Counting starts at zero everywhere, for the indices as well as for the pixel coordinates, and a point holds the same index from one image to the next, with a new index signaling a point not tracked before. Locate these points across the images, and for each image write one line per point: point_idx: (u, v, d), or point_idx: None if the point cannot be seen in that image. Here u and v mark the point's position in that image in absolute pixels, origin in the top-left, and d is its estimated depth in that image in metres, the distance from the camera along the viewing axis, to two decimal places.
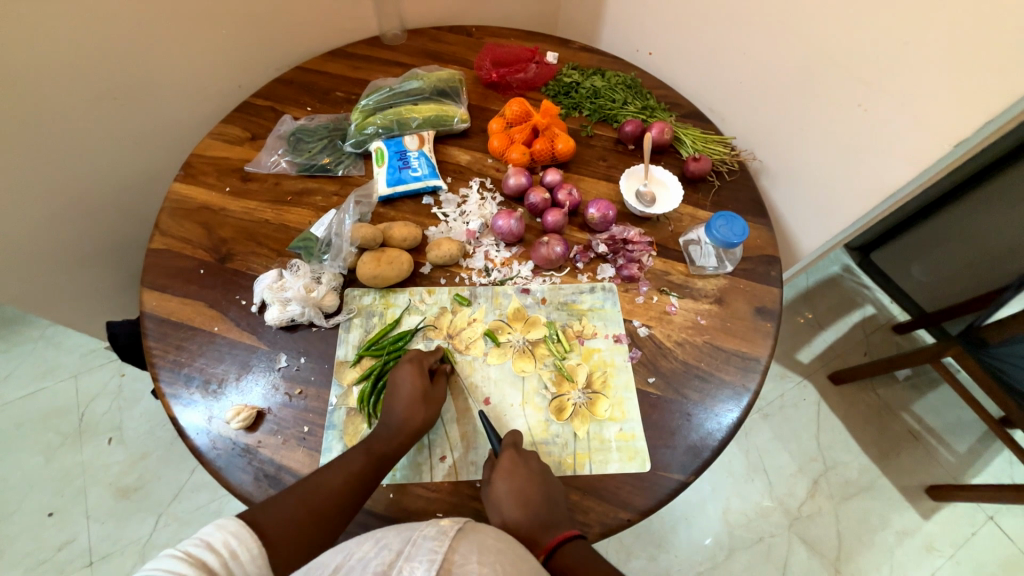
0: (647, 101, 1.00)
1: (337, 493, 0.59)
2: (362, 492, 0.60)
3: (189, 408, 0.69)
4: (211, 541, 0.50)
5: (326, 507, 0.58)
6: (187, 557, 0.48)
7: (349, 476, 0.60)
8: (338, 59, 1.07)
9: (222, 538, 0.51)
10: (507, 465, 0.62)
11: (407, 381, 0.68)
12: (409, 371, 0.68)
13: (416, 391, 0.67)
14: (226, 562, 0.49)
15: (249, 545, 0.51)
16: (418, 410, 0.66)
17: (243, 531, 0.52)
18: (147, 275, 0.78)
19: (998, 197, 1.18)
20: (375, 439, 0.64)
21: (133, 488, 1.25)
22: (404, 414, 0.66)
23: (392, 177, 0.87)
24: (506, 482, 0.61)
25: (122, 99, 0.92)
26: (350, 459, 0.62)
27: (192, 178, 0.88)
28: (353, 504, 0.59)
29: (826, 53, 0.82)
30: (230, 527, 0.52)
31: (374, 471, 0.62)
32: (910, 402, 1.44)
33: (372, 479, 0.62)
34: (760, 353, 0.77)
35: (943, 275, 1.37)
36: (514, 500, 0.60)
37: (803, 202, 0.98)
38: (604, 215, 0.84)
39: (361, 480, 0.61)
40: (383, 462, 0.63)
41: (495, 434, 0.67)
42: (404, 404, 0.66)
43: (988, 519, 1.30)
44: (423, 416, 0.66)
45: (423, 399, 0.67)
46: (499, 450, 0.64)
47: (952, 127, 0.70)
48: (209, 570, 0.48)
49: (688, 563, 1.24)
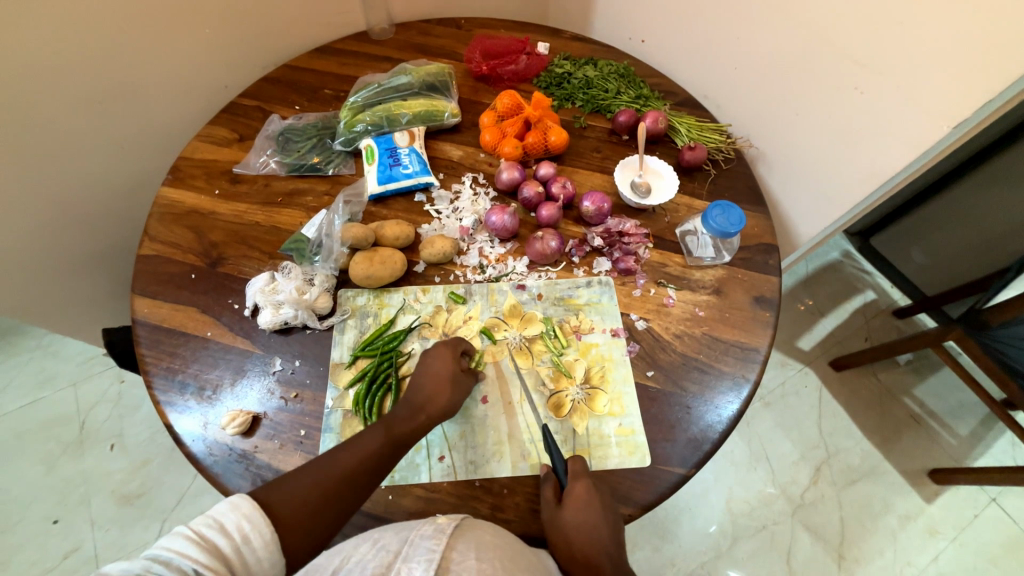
0: (640, 89, 0.99)
1: (352, 474, 0.58)
2: (376, 474, 0.59)
3: (184, 415, 0.68)
4: (224, 524, 0.49)
5: (339, 489, 0.57)
6: (199, 539, 0.47)
7: (364, 457, 0.59)
8: (325, 55, 1.05)
9: (235, 520, 0.49)
10: (581, 494, 0.61)
11: (438, 361, 0.68)
12: (444, 353, 0.68)
13: (444, 376, 0.67)
14: (237, 547, 0.49)
15: (261, 529, 0.50)
16: (444, 387, 0.66)
17: (256, 514, 0.51)
18: (138, 282, 0.78)
19: (997, 178, 1.16)
20: (395, 419, 0.63)
21: (136, 494, 1.25)
22: (429, 391, 0.66)
23: (383, 175, 0.86)
24: (578, 514, 0.60)
25: (108, 103, 0.90)
26: (366, 440, 0.60)
27: (180, 181, 0.87)
28: (366, 486, 0.58)
29: (821, 37, 0.81)
30: (244, 509, 0.50)
31: (390, 452, 0.61)
32: (912, 386, 1.44)
33: (387, 461, 0.60)
34: (758, 343, 0.76)
35: (944, 258, 1.35)
36: (581, 532, 0.60)
37: (802, 189, 0.96)
38: (598, 207, 0.83)
39: (377, 462, 0.60)
40: (399, 444, 0.62)
41: (558, 450, 0.66)
42: (437, 385, 0.66)
43: (991, 501, 1.30)
44: (448, 396, 0.66)
45: (450, 379, 0.66)
46: (568, 481, 0.63)
47: (950, 108, 0.69)
48: (220, 555, 0.47)
49: (693, 553, 1.24)
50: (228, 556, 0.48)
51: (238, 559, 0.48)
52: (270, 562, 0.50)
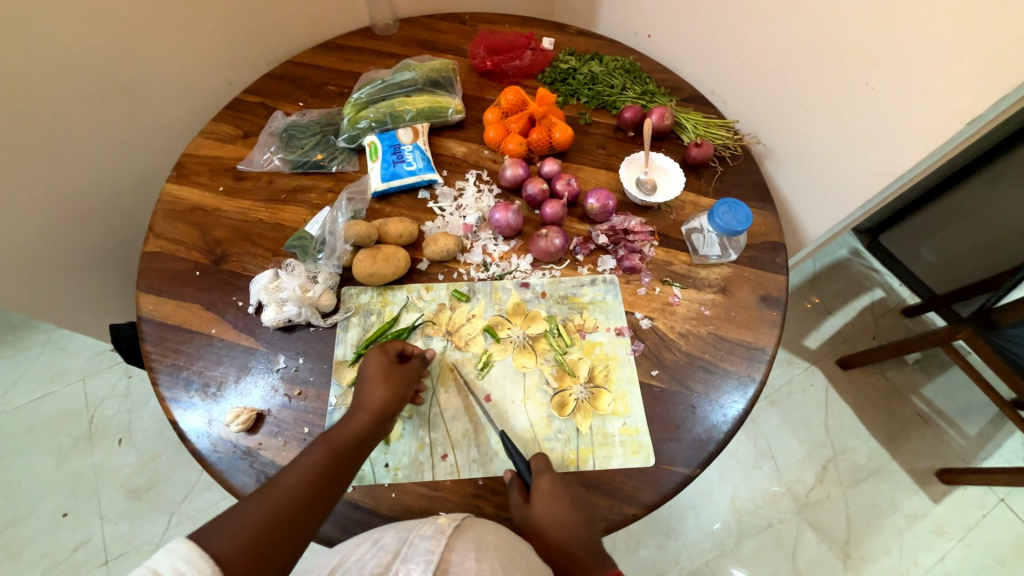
0: (646, 85, 0.98)
1: (299, 493, 0.53)
2: (326, 490, 0.55)
3: (188, 412, 0.68)
4: (158, 570, 0.43)
5: (289, 512, 0.52)
6: None
7: (308, 473, 0.55)
8: (330, 51, 1.04)
9: (168, 563, 0.43)
10: (547, 488, 0.61)
11: (372, 360, 0.66)
12: (375, 353, 0.66)
13: (379, 374, 0.65)
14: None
15: (199, 566, 0.44)
16: (380, 384, 0.64)
17: (193, 553, 0.45)
18: (143, 278, 0.78)
19: (1009, 175, 1.14)
20: (333, 431, 0.60)
21: (144, 488, 1.26)
22: (364, 391, 0.64)
23: (387, 172, 0.85)
24: (549, 509, 0.60)
25: (113, 100, 0.90)
26: (304, 457, 0.56)
27: (186, 178, 0.87)
28: (317, 504, 0.54)
29: (831, 32, 0.79)
30: (179, 551, 0.44)
31: (336, 463, 0.57)
32: (920, 385, 1.42)
33: (334, 474, 0.56)
34: (765, 343, 0.76)
35: (954, 256, 1.33)
36: (552, 526, 0.59)
37: (809, 186, 0.95)
38: (603, 205, 0.82)
39: (324, 475, 0.56)
40: (343, 454, 0.58)
41: (518, 452, 0.65)
42: (370, 384, 0.64)
43: (999, 501, 1.29)
44: (385, 392, 0.63)
45: (385, 374, 0.65)
46: (530, 479, 0.63)
47: (962, 104, 0.68)
48: None
49: (698, 551, 1.24)
50: None
51: None
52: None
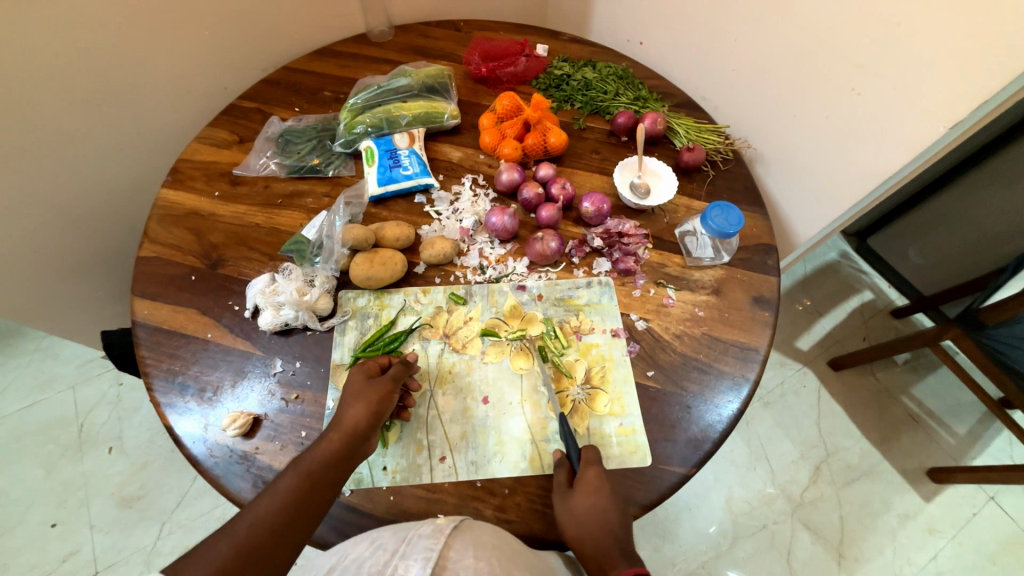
0: (639, 91, 0.99)
1: (266, 523, 0.53)
2: (297, 517, 0.55)
3: (184, 417, 0.68)
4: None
5: (254, 543, 0.52)
6: None
7: (278, 502, 0.55)
8: (325, 57, 1.05)
9: None
10: (592, 480, 0.62)
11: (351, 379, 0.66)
12: (354, 372, 0.66)
13: (355, 392, 0.65)
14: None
15: None
16: (356, 402, 0.64)
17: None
18: (138, 283, 0.77)
19: (994, 177, 1.17)
20: (307, 454, 0.60)
21: (135, 496, 1.25)
22: (341, 409, 0.64)
23: (383, 177, 0.86)
24: (588, 499, 0.61)
25: (106, 104, 0.90)
26: (277, 485, 0.56)
27: (180, 183, 0.87)
28: (287, 533, 0.54)
29: (818, 38, 0.81)
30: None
31: (307, 489, 0.57)
32: (910, 385, 1.44)
33: (307, 500, 0.56)
34: (758, 343, 0.77)
35: (941, 258, 1.36)
36: (593, 515, 0.60)
37: (799, 189, 0.97)
38: (598, 208, 0.83)
39: (295, 499, 0.56)
40: (316, 479, 0.58)
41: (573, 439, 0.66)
42: (348, 402, 0.64)
43: (989, 500, 1.31)
44: (360, 410, 0.63)
45: (362, 391, 0.64)
46: (580, 467, 0.64)
47: (946, 108, 0.70)
48: None
49: (693, 553, 1.24)
50: None
51: None
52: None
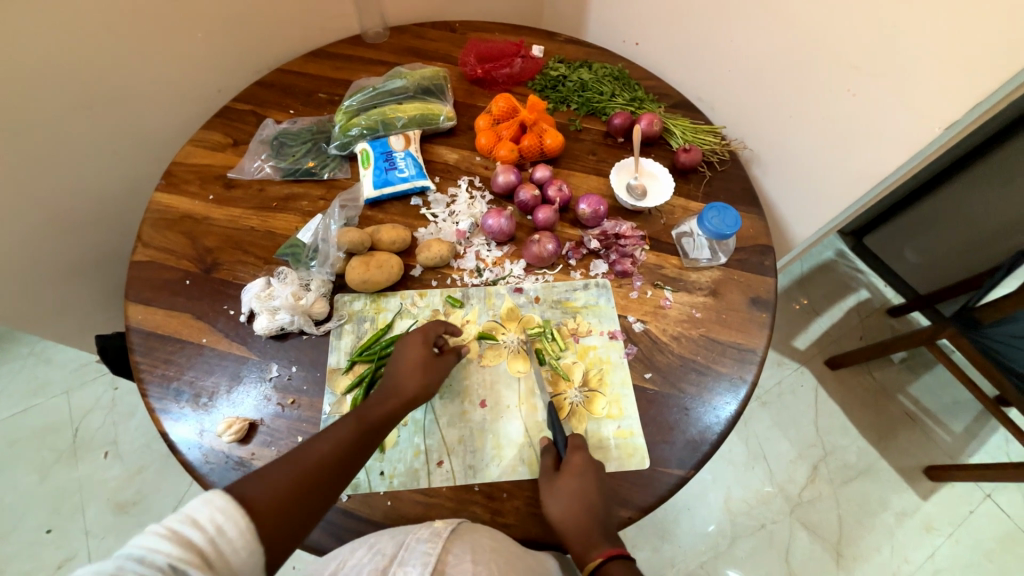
0: (635, 92, 0.99)
1: (325, 463, 0.57)
2: (351, 461, 0.59)
3: (179, 423, 0.67)
4: (197, 518, 0.48)
5: (313, 478, 0.56)
6: (170, 534, 0.46)
7: (337, 446, 0.58)
8: (320, 59, 1.04)
9: (207, 514, 0.48)
10: (579, 464, 0.63)
11: (411, 348, 0.67)
12: (415, 340, 0.67)
13: (417, 363, 0.66)
14: (212, 540, 0.47)
15: (236, 521, 0.49)
16: (417, 371, 0.65)
17: (229, 507, 0.49)
18: (131, 288, 0.77)
19: (989, 176, 1.17)
20: (366, 407, 0.62)
21: (131, 502, 1.24)
22: (400, 377, 0.65)
23: (379, 179, 0.85)
24: (579, 500, 0.61)
25: (99, 106, 0.90)
26: (337, 429, 0.60)
27: (174, 187, 0.86)
28: (340, 475, 0.57)
29: (814, 38, 0.81)
30: (217, 502, 0.49)
31: (363, 440, 0.60)
32: (906, 384, 1.45)
33: (361, 449, 0.60)
34: (755, 344, 0.77)
35: (937, 257, 1.37)
36: (576, 500, 0.60)
37: (794, 190, 0.97)
38: (595, 210, 0.83)
39: (351, 447, 0.59)
40: (372, 434, 0.61)
41: (559, 425, 0.67)
42: (409, 372, 0.65)
43: (986, 497, 1.31)
44: (421, 381, 0.65)
45: (423, 365, 0.66)
46: (566, 453, 0.64)
47: (941, 109, 0.70)
48: (192, 548, 0.46)
49: (692, 553, 1.24)
50: (201, 549, 0.46)
51: (213, 550, 0.47)
52: (249, 552, 0.49)
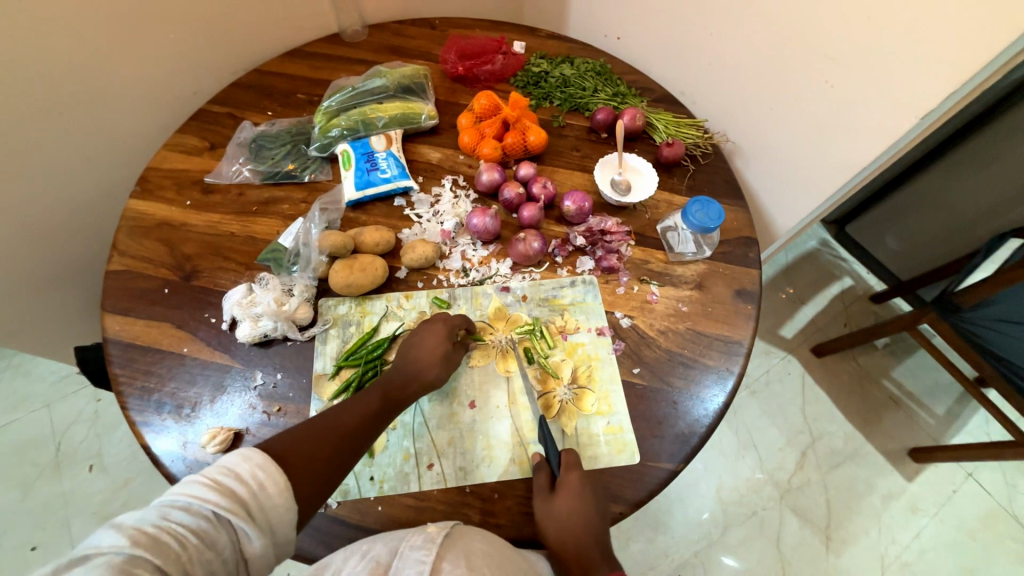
0: (617, 87, 0.99)
1: (351, 431, 0.59)
2: (373, 431, 0.61)
3: (161, 435, 0.66)
4: (238, 471, 0.48)
5: (342, 442, 0.57)
6: (213, 485, 0.46)
7: (362, 418, 0.60)
8: (297, 59, 1.02)
9: (249, 469, 0.48)
10: (574, 484, 0.62)
11: (434, 339, 0.68)
12: (438, 330, 0.69)
13: (438, 356, 0.67)
14: (253, 492, 0.48)
15: (275, 477, 0.49)
16: (439, 363, 0.67)
17: (269, 464, 0.50)
18: (108, 299, 0.75)
19: (965, 163, 1.19)
20: (390, 385, 0.64)
21: (118, 514, 1.22)
22: (422, 364, 0.66)
23: (361, 181, 0.84)
24: (571, 500, 0.61)
25: (69, 113, 0.87)
26: (364, 401, 0.62)
27: (149, 194, 0.84)
28: (363, 443, 0.59)
29: (793, 30, 0.81)
30: (256, 459, 0.49)
31: (384, 415, 0.62)
32: (890, 368, 1.47)
33: (381, 423, 0.62)
34: (741, 336, 0.77)
35: (917, 244, 1.39)
36: (572, 521, 0.60)
37: (777, 182, 0.98)
38: (580, 206, 0.82)
39: (374, 419, 0.61)
40: (392, 410, 0.63)
41: (552, 442, 0.66)
42: (428, 364, 0.67)
43: (968, 477, 1.34)
44: (442, 370, 0.67)
45: (443, 357, 0.67)
46: (560, 472, 0.64)
47: (918, 99, 0.70)
48: (234, 500, 0.46)
49: (686, 543, 1.26)
50: (243, 501, 0.47)
51: (253, 503, 0.47)
52: (286, 508, 0.49)
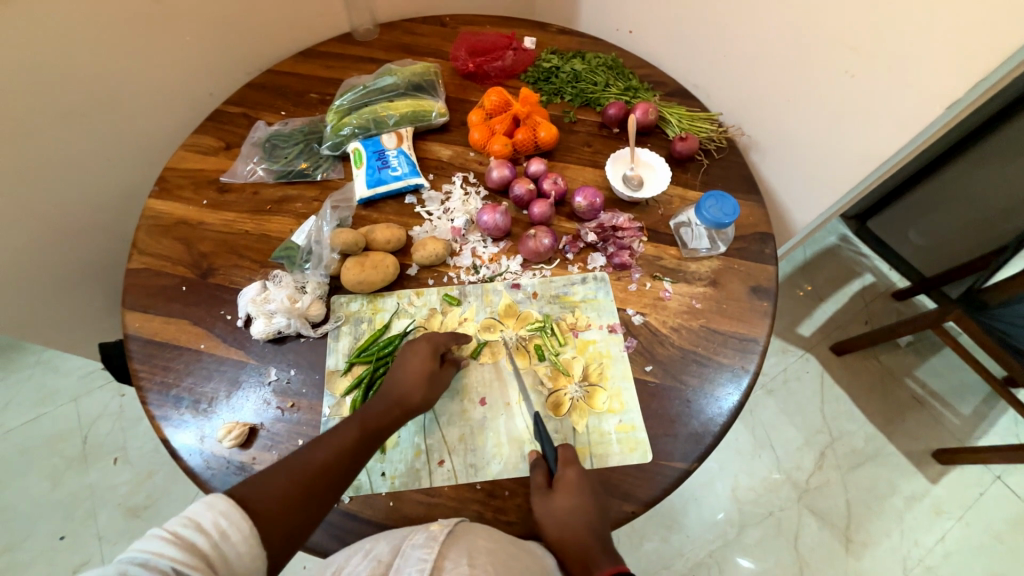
0: (630, 81, 0.98)
1: (324, 470, 0.57)
2: (352, 467, 0.59)
3: (179, 429, 0.68)
4: (200, 521, 0.48)
5: (312, 485, 0.56)
6: (174, 538, 0.47)
7: (337, 455, 0.59)
8: (311, 59, 1.03)
9: (211, 518, 0.49)
10: (572, 480, 0.62)
11: (416, 358, 0.67)
12: (422, 350, 0.68)
13: (421, 375, 0.66)
14: (216, 543, 0.48)
15: (239, 525, 0.50)
16: (421, 382, 0.65)
17: (232, 510, 0.50)
18: (128, 296, 0.77)
19: (993, 155, 1.15)
20: (370, 414, 0.63)
21: (142, 506, 1.25)
22: (405, 387, 0.65)
23: (372, 178, 0.85)
24: (578, 499, 0.61)
25: (90, 115, 0.89)
26: (340, 435, 0.60)
27: (168, 193, 0.86)
28: (339, 482, 0.58)
29: (811, 20, 0.79)
30: (220, 506, 0.50)
31: (363, 447, 0.61)
32: (913, 367, 1.43)
33: (360, 456, 0.60)
34: (757, 334, 0.76)
35: (942, 239, 1.35)
36: (575, 517, 0.60)
37: (794, 176, 0.96)
38: (591, 202, 0.82)
39: (352, 453, 0.60)
40: (373, 441, 0.62)
41: (548, 438, 0.66)
42: (412, 382, 0.65)
43: (996, 479, 1.30)
44: (425, 392, 0.65)
45: (426, 376, 0.66)
46: (558, 468, 0.63)
47: (942, 89, 0.68)
48: (198, 552, 0.47)
49: (701, 543, 1.24)
50: (206, 552, 0.47)
51: (217, 555, 0.48)
52: (251, 557, 0.49)
